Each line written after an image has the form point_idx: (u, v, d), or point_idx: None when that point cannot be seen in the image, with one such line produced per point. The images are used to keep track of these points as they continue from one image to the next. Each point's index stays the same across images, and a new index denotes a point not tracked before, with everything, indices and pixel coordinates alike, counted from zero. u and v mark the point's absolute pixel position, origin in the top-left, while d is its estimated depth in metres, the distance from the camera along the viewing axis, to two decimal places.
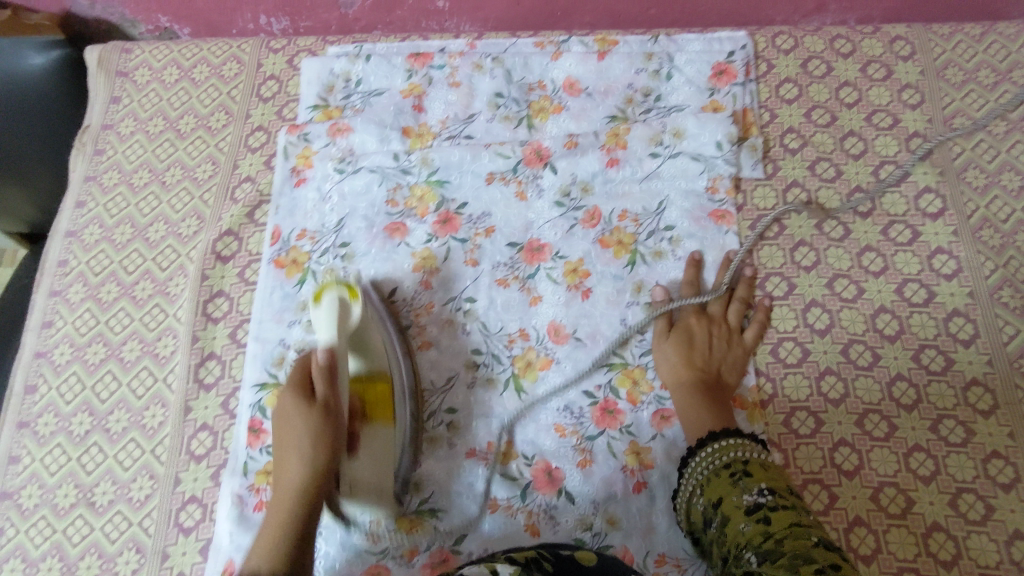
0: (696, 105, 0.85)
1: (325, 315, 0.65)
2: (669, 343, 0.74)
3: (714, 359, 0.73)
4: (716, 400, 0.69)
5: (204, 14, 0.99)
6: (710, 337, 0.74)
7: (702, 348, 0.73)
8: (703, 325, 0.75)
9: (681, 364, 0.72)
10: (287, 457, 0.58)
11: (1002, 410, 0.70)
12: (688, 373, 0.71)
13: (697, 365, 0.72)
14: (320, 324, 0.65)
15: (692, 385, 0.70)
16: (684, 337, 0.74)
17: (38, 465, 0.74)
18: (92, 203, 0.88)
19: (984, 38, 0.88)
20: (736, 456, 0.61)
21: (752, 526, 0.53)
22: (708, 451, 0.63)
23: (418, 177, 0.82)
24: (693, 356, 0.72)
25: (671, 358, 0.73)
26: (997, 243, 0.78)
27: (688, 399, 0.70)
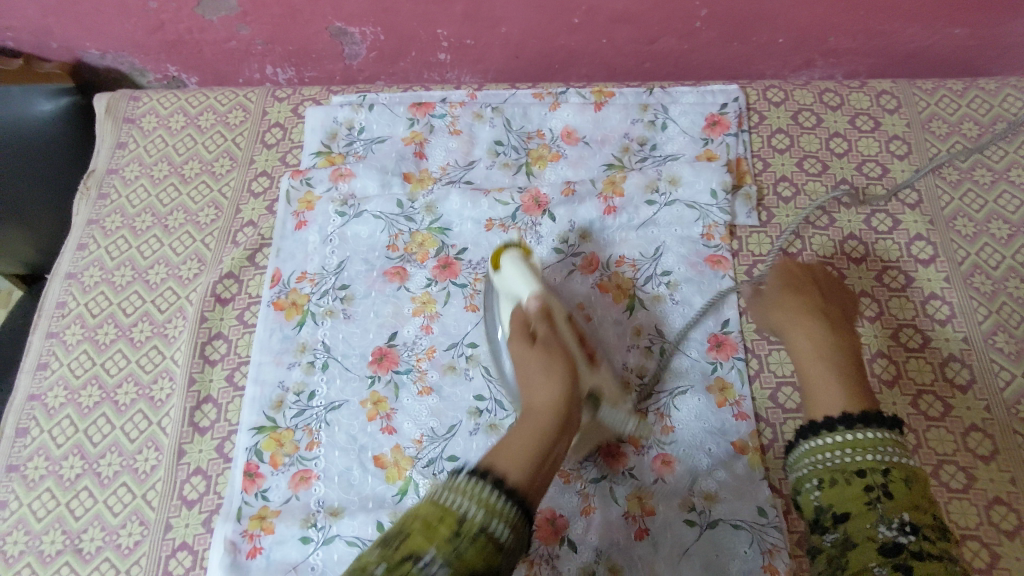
0: (690, 154, 0.87)
1: (518, 266, 0.72)
2: (779, 286, 0.73)
3: (836, 309, 0.70)
4: (843, 349, 0.65)
5: (212, 64, 1.02)
6: (827, 290, 0.72)
7: (820, 296, 0.71)
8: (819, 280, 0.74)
9: (800, 309, 0.69)
10: (537, 381, 0.63)
11: (1002, 456, 0.70)
12: (810, 319, 0.68)
13: (823, 312, 0.69)
14: (508, 276, 0.72)
15: (813, 332, 0.67)
16: (802, 285, 0.72)
17: (26, 510, 0.73)
18: (94, 245, 0.88)
19: (966, 93, 0.92)
20: (874, 460, 0.54)
21: (884, 566, 0.49)
22: (841, 438, 0.57)
23: (420, 224, 0.83)
24: (815, 303, 0.70)
25: (786, 300, 0.71)
26: (989, 289, 0.79)
27: (810, 347, 0.66)
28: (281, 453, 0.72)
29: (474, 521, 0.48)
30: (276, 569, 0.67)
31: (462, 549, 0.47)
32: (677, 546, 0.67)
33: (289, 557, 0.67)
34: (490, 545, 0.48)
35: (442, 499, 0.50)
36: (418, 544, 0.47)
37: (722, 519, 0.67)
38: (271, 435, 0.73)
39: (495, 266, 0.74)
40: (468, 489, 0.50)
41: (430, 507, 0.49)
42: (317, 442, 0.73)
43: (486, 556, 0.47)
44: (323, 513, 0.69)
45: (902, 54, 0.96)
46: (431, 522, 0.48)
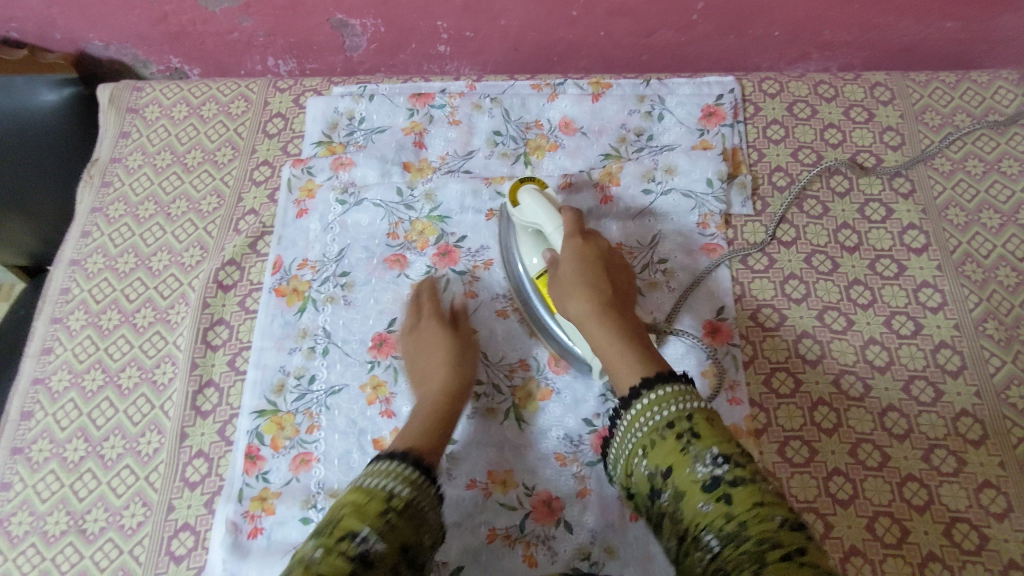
0: (687, 144, 0.88)
1: (540, 199, 0.74)
2: (573, 249, 0.70)
3: (604, 281, 0.68)
4: (628, 325, 0.66)
5: (215, 56, 1.03)
6: (602, 260, 0.71)
7: (599, 265, 0.70)
8: (595, 247, 0.72)
9: (569, 277, 0.68)
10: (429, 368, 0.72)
11: (992, 440, 0.71)
12: (592, 291, 0.67)
13: (588, 280, 0.68)
14: (528, 208, 0.74)
15: (593, 314, 0.66)
16: (580, 246, 0.70)
17: (30, 491, 0.74)
18: (97, 232, 0.89)
19: (959, 85, 0.93)
20: (676, 413, 0.55)
21: (711, 506, 0.50)
22: (639, 408, 0.58)
23: (420, 212, 0.85)
24: (587, 268, 0.69)
25: (568, 260, 0.69)
26: (980, 277, 0.80)
27: (582, 312, 0.66)
28: (282, 436, 0.73)
29: (400, 497, 0.54)
30: (276, 550, 0.68)
31: (392, 520, 0.52)
32: None
33: (290, 538, 0.69)
34: (415, 518, 0.54)
35: (366, 484, 0.55)
36: (353, 523, 0.51)
37: None
38: (272, 418, 0.74)
39: (513, 202, 0.75)
40: (388, 473, 0.56)
41: (358, 492, 0.54)
42: (317, 426, 0.74)
43: (413, 525, 0.53)
44: (323, 495, 0.70)
45: (896, 47, 0.97)
46: (361, 504, 0.53)
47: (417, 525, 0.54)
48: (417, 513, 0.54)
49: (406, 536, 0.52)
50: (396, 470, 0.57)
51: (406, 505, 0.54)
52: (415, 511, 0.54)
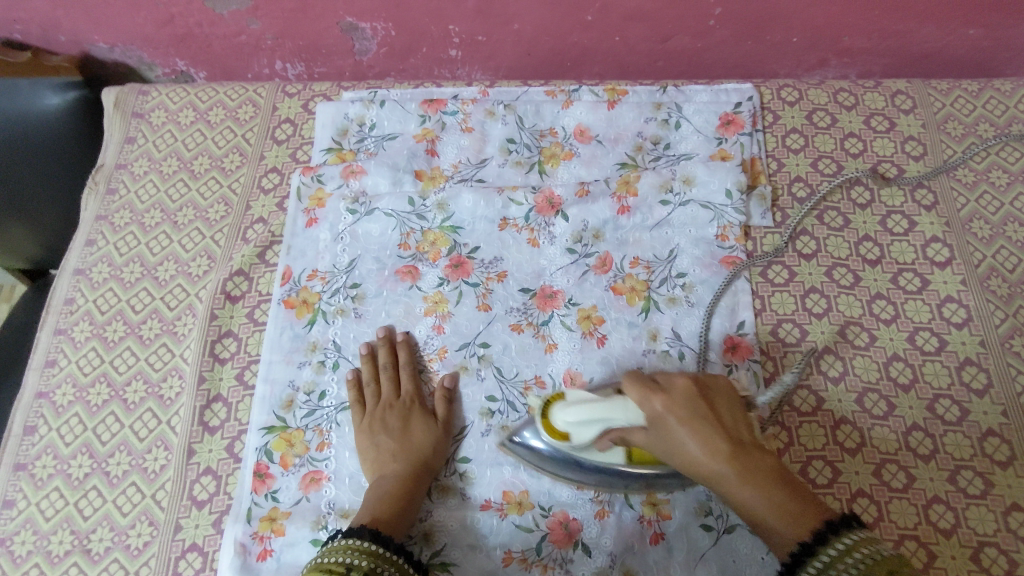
0: (705, 154, 0.86)
1: (576, 409, 0.65)
2: (662, 404, 0.60)
3: (715, 426, 0.59)
4: (766, 471, 0.57)
5: (221, 59, 1.01)
6: (699, 399, 0.60)
7: (699, 408, 0.60)
8: (680, 383, 0.62)
9: (679, 439, 0.59)
10: (383, 440, 0.70)
11: (1020, 461, 0.70)
12: (713, 445, 0.58)
13: (699, 438, 0.58)
14: (576, 426, 0.64)
15: (733, 476, 0.57)
16: (668, 397, 0.60)
17: (34, 509, 0.72)
18: (102, 241, 0.87)
19: (982, 94, 0.91)
20: (851, 567, 0.50)
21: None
22: (821, 570, 0.51)
23: (432, 222, 0.83)
24: (687, 420, 0.59)
25: (662, 419, 0.60)
26: (1005, 292, 0.78)
27: (709, 474, 0.58)
28: (291, 453, 0.71)
29: (359, 568, 0.55)
30: (286, 572, 0.66)
31: None
32: (693, 551, 0.66)
33: (300, 560, 0.67)
34: None
35: (325, 562, 0.56)
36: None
37: (739, 524, 0.66)
38: (281, 435, 0.72)
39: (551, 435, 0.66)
40: (347, 549, 0.57)
41: (316, 570, 0.54)
42: (328, 443, 0.72)
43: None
44: (334, 515, 0.69)
45: (916, 54, 0.95)
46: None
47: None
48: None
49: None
50: (354, 545, 0.58)
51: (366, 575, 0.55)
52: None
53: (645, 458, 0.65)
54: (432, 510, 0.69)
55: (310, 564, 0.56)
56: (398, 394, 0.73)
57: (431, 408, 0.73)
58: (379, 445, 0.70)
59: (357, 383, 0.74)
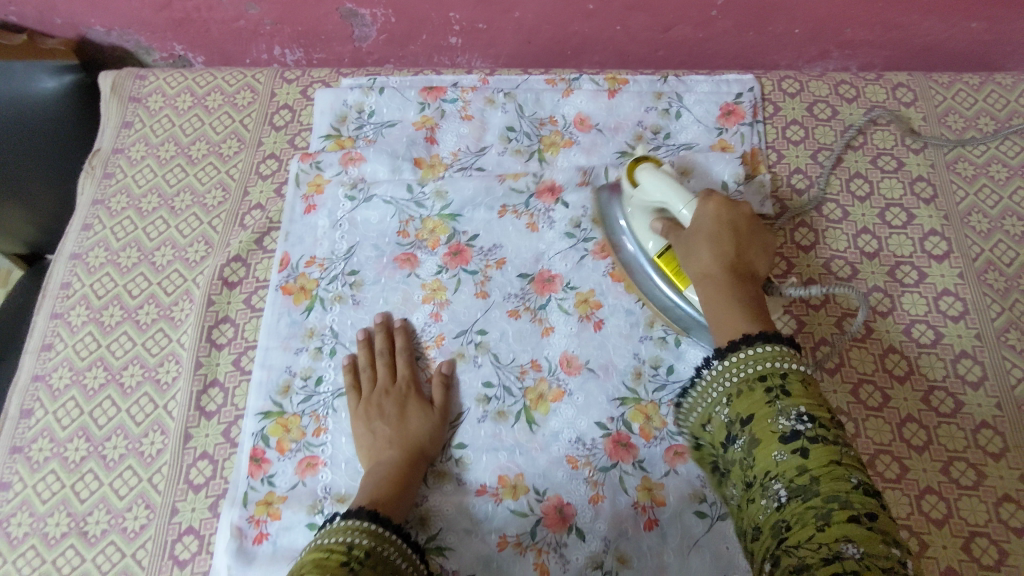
0: (705, 143, 0.86)
1: (659, 175, 0.71)
2: (713, 210, 0.66)
3: (737, 250, 0.65)
4: (746, 295, 0.63)
5: (220, 44, 1.01)
6: (749, 227, 0.67)
7: (736, 232, 0.66)
8: (744, 209, 0.67)
9: (700, 241, 0.65)
10: (379, 426, 0.70)
11: (1013, 453, 0.70)
12: (725, 259, 0.64)
13: (715, 249, 0.64)
14: (647, 183, 0.71)
15: (722, 284, 0.63)
16: (722, 208, 0.66)
17: (30, 492, 0.72)
18: (99, 225, 0.87)
19: (983, 88, 0.91)
20: (767, 368, 0.56)
21: (790, 453, 0.51)
22: (723, 367, 0.60)
23: (431, 209, 0.82)
24: (713, 235, 0.65)
25: (704, 223, 0.66)
26: (1002, 286, 0.78)
27: (702, 272, 0.65)
28: (288, 438, 0.71)
29: (360, 547, 0.56)
30: (283, 555, 0.67)
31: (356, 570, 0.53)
32: (688, 538, 0.66)
33: (297, 543, 0.67)
34: (380, 564, 0.56)
35: (326, 543, 0.56)
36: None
37: None
38: (278, 421, 0.72)
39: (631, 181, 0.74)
40: (348, 529, 0.57)
41: (318, 550, 0.55)
42: (324, 428, 0.72)
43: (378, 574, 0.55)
44: (330, 500, 0.69)
45: (918, 47, 0.95)
46: (322, 558, 0.54)
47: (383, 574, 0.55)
48: (381, 562, 0.56)
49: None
50: (354, 525, 0.58)
51: (367, 555, 0.56)
52: (378, 561, 0.56)
53: (667, 269, 0.71)
54: (428, 495, 0.69)
55: (311, 545, 0.56)
56: (394, 379, 0.73)
57: (428, 394, 0.73)
58: (375, 432, 0.70)
59: (353, 368, 0.74)
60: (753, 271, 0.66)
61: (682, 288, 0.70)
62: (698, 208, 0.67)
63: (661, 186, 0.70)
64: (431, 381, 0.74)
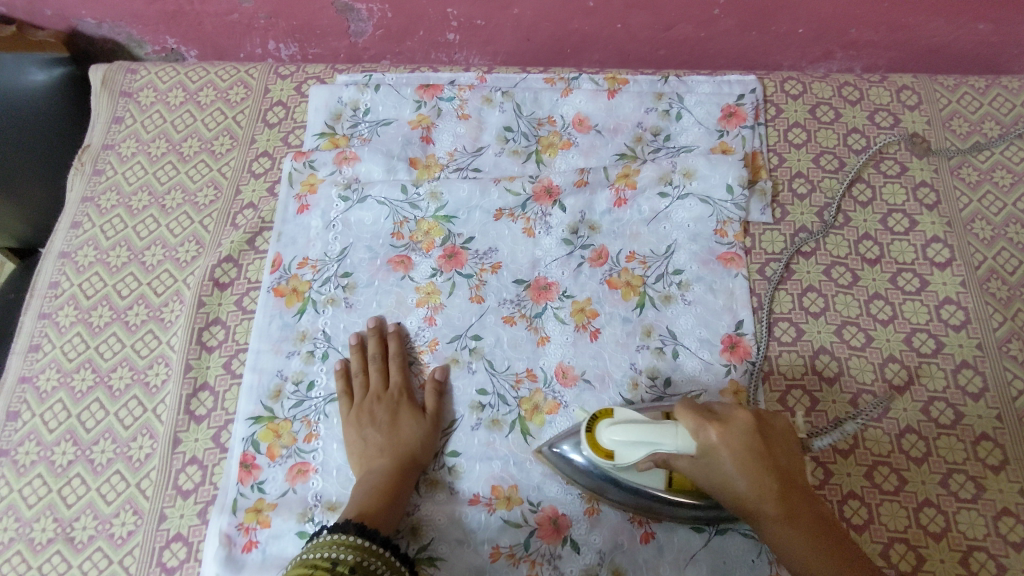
0: (706, 146, 0.85)
1: (626, 430, 0.59)
2: (725, 447, 0.56)
3: (767, 462, 0.57)
4: (811, 512, 0.57)
5: (213, 37, 0.99)
6: (757, 432, 0.57)
7: (756, 447, 0.56)
8: (740, 416, 0.58)
9: (725, 476, 0.56)
10: (370, 436, 0.69)
11: (1012, 466, 0.69)
12: (764, 476, 0.56)
13: (748, 471, 0.56)
14: (623, 451, 0.59)
15: (782, 516, 0.56)
16: (725, 428, 0.56)
17: (16, 496, 0.71)
18: (88, 223, 0.86)
19: (988, 92, 0.89)
20: None
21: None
22: None
23: (426, 212, 0.81)
24: (738, 462, 0.56)
25: (717, 457, 0.56)
26: (1005, 295, 0.77)
27: (747, 497, 0.57)
28: (278, 444, 0.70)
29: (345, 563, 0.55)
30: (272, 564, 0.66)
31: None
32: (683, 551, 0.65)
33: (287, 552, 0.66)
34: None
35: (310, 558, 0.55)
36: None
37: (730, 525, 0.66)
38: (268, 425, 0.71)
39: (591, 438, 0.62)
40: (333, 544, 0.56)
41: (301, 568, 0.53)
42: (316, 435, 0.71)
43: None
44: (320, 508, 0.68)
45: (924, 48, 0.93)
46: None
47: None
48: None
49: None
50: (339, 539, 0.57)
51: (353, 570, 0.55)
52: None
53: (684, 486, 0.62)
54: (420, 504, 0.68)
55: (295, 561, 0.55)
56: (386, 386, 0.72)
57: (421, 402, 0.72)
58: (367, 440, 0.69)
59: (346, 374, 0.73)
60: (795, 473, 0.58)
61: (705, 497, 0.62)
62: (696, 435, 0.56)
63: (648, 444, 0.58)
64: (424, 388, 0.73)
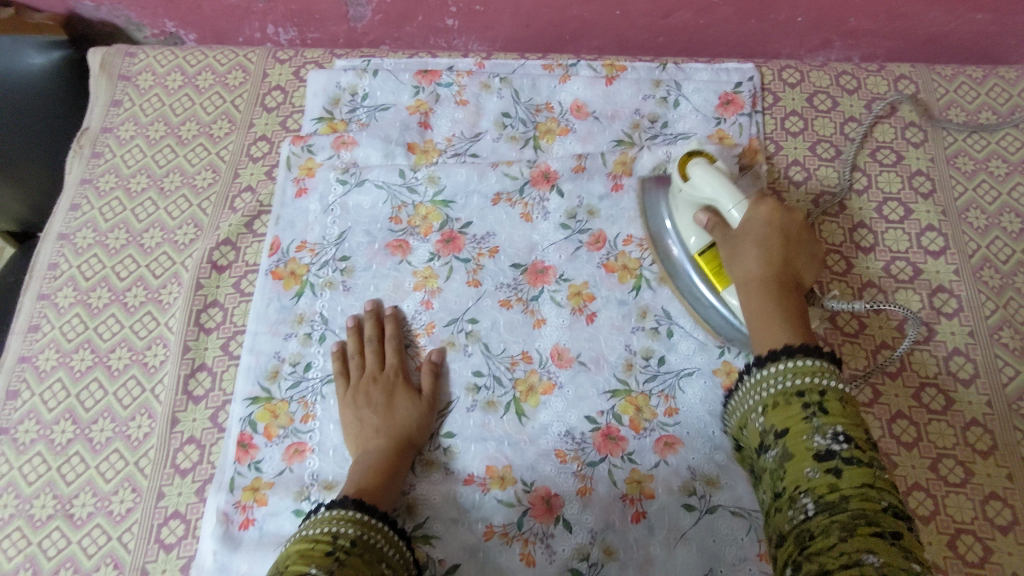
0: (703, 134, 0.85)
1: (714, 173, 0.68)
2: (765, 216, 0.65)
3: (784, 253, 0.64)
4: (790, 303, 0.62)
5: (211, 21, 0.99)
6: (796, 228, 0.65)
7: (787, 236, 0.65)
8: (795, 214, 0.66)
9: (746, 242, 0.65)
10: (366, 416, 0.70)
11: (1001, 451, 0.70)
12: (768, 264, 0.63)
13: (761, 253, 0.63)
14: (698, 178, 0.68)
15: (772, 291, 0.63)
16: (774, 210, 0.65)
17: (16, 474, 0.72)
18: (87, 206, 0.86)
19: (985, 82, 0.90)
20: (794, 384, 0.56)
21: (818, 473, 0.51)
22: (759, 375, 0.60)
23: (423, 195, 0.81)
24: (762, 237, 0.64)
25: (753, 224, 0.64)
26: (998, 284, 0.78)
27: (760, 257, 0.64)
28: (276, 424, 0.71)
29: (345, 537, 0.56)
30: (269, 541, 0.66)
31: (341, 560, 0.53)
32: (674, 530, 0.66)
33: (284, 529, 0.67)
34: (366, 553, 0.56)
35: (310, 534, 0.56)
36: (300, 566, 0.51)
37: (721, 506, 0.67)
38: (266, 406, 0.72)
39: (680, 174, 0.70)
40: (333, 519, 0.57)
41: (303, 541, 0.55)
42: (312, 415, 0.72)
43: (365, 562, 0.55)
44: (317, 487, 0.69)
45: (923, 38, 0.93)
46: (306, 549, 0.54)
47: (370, 562, 0.55)
48: (368, 550, 0.56)
49: (361, 572, 0.53)
50: (340, 514, 0.58)
51: (354, 543, 0.56)
52: (364, 549, 0.56)
53: (709, 266, 0.70)
54: (416, 483, 0.69)
55: (296, 535, 0.56)
56: (382, 367, 0.73)
57: (416, 383, 0.73)
58: (362, 420, 0.69)
59: (342, 356, 0.74)
60: (801, 280, 0.65)
61: (719, 289, 0.69)
62: (751, 210, 0.65)
63: (719, 188, 0.66)
64: (420, 369, 0.73)
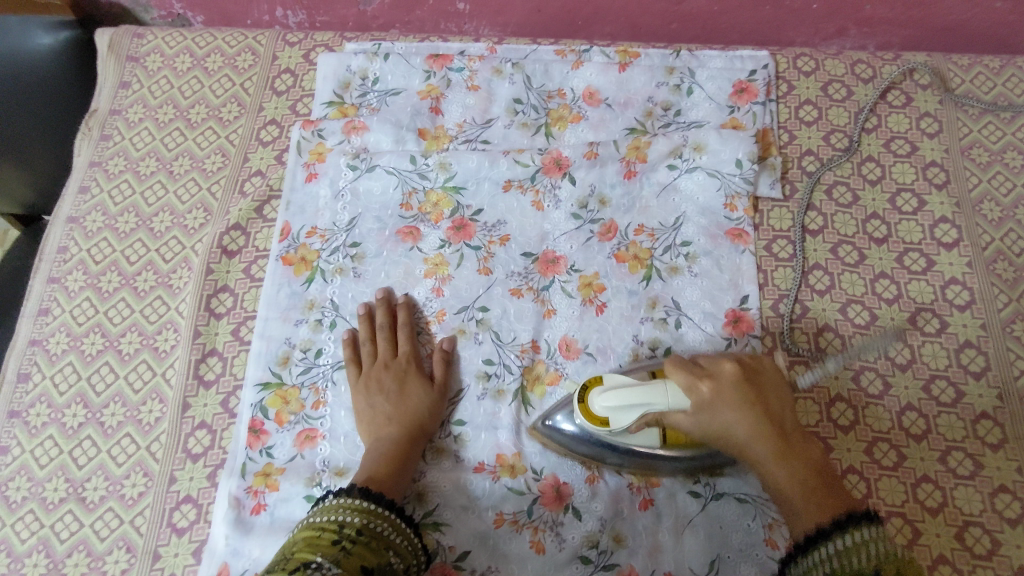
0: (716, 122, 0.84)
1: (616, 397, 0.60)
2: (710, 391, 0.59)
3: (754, 409, 0.59)
4: (799, 459, 0.58)
5: (220, 3, 0.98)
6: (744, 383, 0.60)
7: (742, 390, 0.60)
8: (727, 367, 0.61)
9: (727, 431, 0.59)
10: (377, 404, 0.70)
11: (1011, 445, 0.70)
12: (758, 437, 0.59)
13: (740, 421, 0.59)
14: (614, 415, 0.60)
15: (765, 458, 0.59)
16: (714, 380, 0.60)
17: (28, 457, 0.72)
18: (96, 188, 0.86)
19: (1002, 72, 0.88)
20: (861, 559, 0.49)
21: None
22: (820, 554, 0.52)
23: (434, 182, 0.81)
24: (727, 402, 0.59)
25: (711, 404, 0.59)
26: (1011, 277, 0.77)
27: (747, 436, 0.59)
28: (287, 410, 0.71)
29: (351, 526, 0.56)
30: (280, 527, 0.67)
31: (346, 548, 0.53)
32: (682, 517, 0.67)
33: (294, 515, 0.67)
34: (372, 542, 0.55)
35: (317, 521, 0.56)
36: (306, 554, 0.51)
37: (727, 493, 0.67)
38: (276, 392, 0.72)
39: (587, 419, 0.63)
40: (341, 508, 0.58)
41: (310, 529, 0.55)
42: (323, 402, 0.72)
43: (371, 549, 0.55)
44: (328, 473, 0.69)
45: (939, 27, 0.92)
46: (313, 537, 0.53)
47: (377, 549, 0.55)
48: (374, 538, 0.56)
49: (367, 559, 0.53)
50: (346, 503, 0.58)
51: (360, 532, 0.56)
52: (371, 536, 0.56)
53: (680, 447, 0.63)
54: (426, 471, 0.69)
55: (304, 525, 0.56)
56: (394, 354, 0.73)
57: (428, 371, 0.73)
58: (374, 407, 0.69)
59: (353, 343, 0.74)
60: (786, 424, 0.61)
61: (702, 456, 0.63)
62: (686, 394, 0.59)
63: (638, 405, 0.59)
64: (432, 357, 0.73)
